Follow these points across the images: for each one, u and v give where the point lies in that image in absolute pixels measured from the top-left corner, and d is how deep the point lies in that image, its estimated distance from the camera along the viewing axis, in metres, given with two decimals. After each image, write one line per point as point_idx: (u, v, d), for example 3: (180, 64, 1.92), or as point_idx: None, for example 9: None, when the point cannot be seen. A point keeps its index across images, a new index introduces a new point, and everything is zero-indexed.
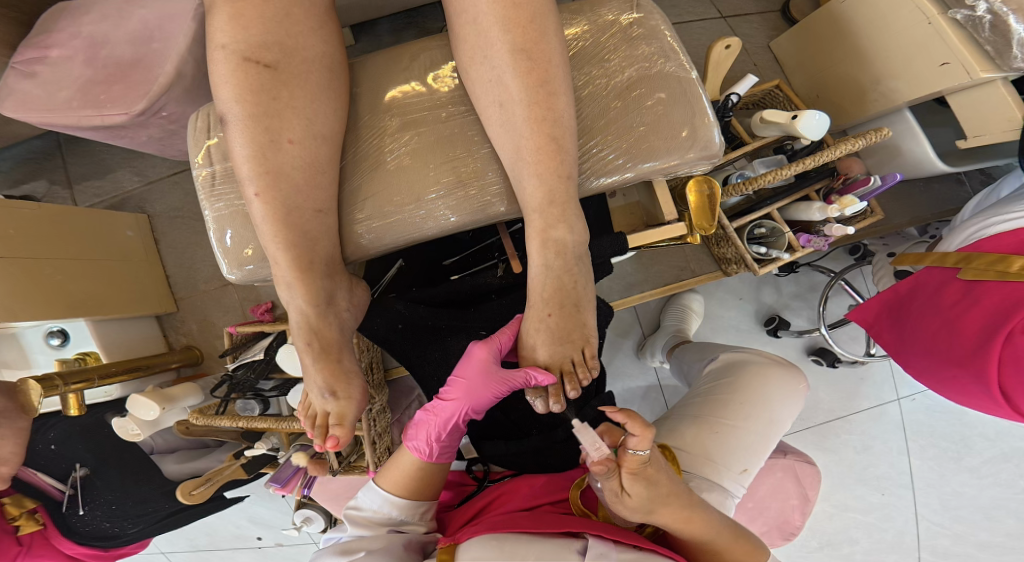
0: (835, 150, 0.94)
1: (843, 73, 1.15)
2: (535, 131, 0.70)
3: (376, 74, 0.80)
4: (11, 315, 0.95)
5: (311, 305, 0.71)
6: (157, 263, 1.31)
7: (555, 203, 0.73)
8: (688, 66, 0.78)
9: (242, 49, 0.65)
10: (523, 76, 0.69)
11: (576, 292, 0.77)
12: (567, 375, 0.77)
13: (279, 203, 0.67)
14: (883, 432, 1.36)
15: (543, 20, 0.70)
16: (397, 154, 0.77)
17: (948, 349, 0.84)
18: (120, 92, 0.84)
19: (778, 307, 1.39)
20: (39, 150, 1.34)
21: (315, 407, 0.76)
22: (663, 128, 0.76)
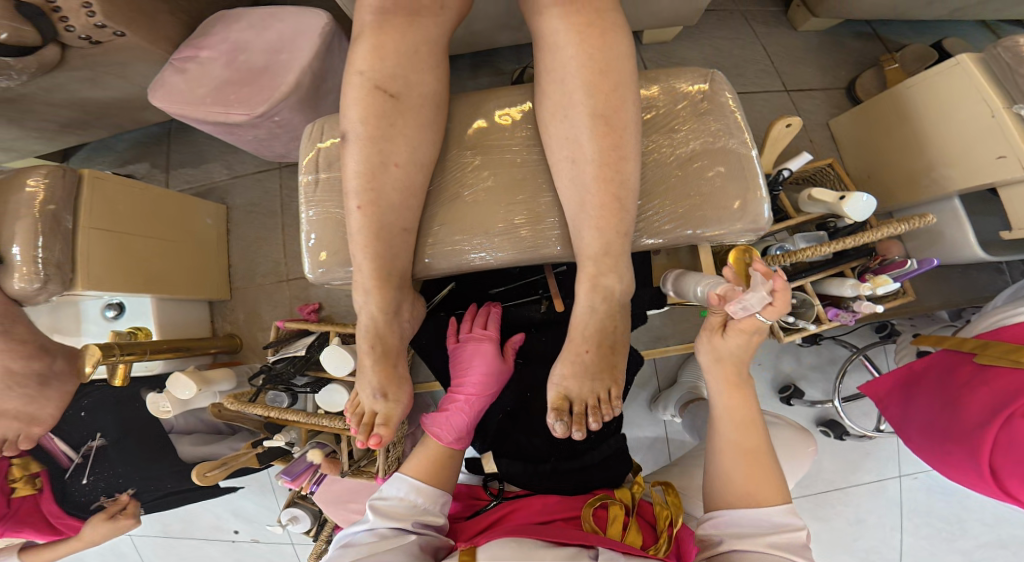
0: (873, 234, 1.01)
1: (897, 157, 1.20)
2: (602, 189, 0.76)
3: (467, 112, 0.88)
4: (97, 286, 1.05)
5: (381, 313, 0.79)
6: (225, 253, 1.40)
7: (609, 254, 0.78)
8: (752, 145, 0.83)
9: (376, 78, 0.71)
10: (599, 139, 0.75)
11: (616, 335, 0.82)
12: (592, 408, 0.82)
13: (376, 218, 0.75)
14: (879, 506, 1.39)
15: (624, 90, 0.74)
16: (473, 189, 0.85)
17: (950, 423, 0.89)
18: (249, 93, 0.96)
19: (795, 376, 1.44)
20: (153, 136, 1.48)
21: (364, 405, 0.83)
22: (717, 198, 0.81)
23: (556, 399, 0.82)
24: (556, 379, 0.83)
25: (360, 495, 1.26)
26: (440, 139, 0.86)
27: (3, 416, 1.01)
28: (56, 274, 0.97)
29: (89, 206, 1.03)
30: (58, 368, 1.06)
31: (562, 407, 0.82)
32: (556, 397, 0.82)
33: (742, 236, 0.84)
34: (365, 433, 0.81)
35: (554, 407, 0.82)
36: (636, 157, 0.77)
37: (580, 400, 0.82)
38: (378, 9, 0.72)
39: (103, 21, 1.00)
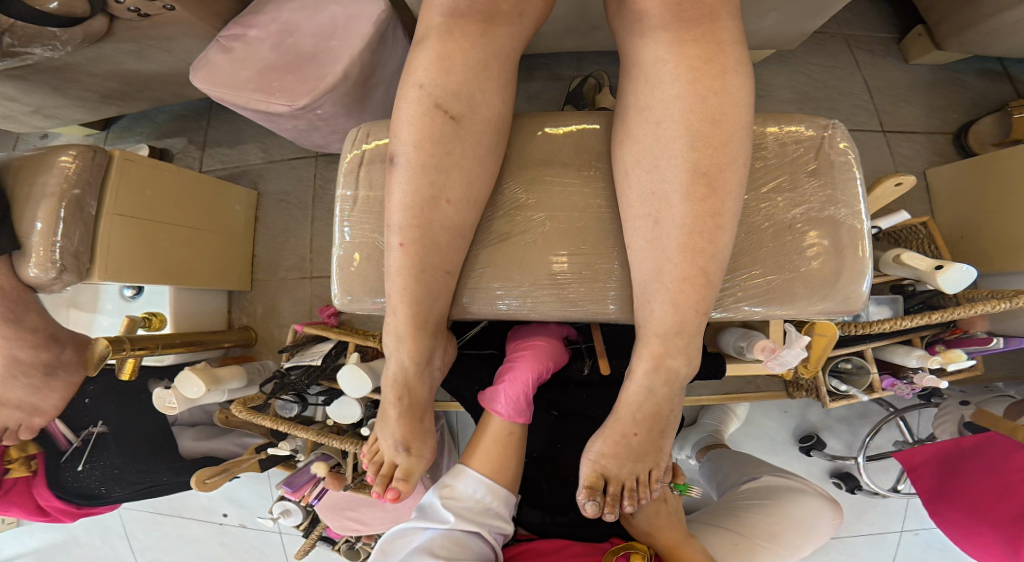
0: (969, 310, 0.88)
1: (1000, 221, 1.06)
2: (688, 261, 0.61)
3: (529, 134, 0.77)
4: (116, 278, 0.97)
5: (413, 362, 0.70)
6: (250, 242, 1.32)
7: (682, 334, 0.65)
8: (864, 215, 0.70)
9: (438, 95, 0.61)
10: (693, 201, 0.61)
11: (668, 420, 0.71)
12: (628, 490, 0.74)
13: (418, 261, 0.64)
14: (873, 558, 1.30)
15: (735, 147, 0.61)
16: (525, 227, 0.75)
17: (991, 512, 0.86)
18: (293, 83, 0.85)
19: (818, 426, 1.30)
20: (192, 109, 1.40)
21: (383, 453, 0.75)
22: (814, 276, 0.69)
23: (591, 476, 0.74)
24: (592, 454, 0.74)
25: (360, 505, 1.16)
26: (497, 169, 0.74)
27: (5, 406, 0.94)
28: (73, 264, 0.89)
29: (113, 193, 0.95)
30: (66, 359, 0.96)
31: (595, 485, 0.74)
32: (591, 473, 0.74)
33: (829, 317, 0.72)
34: (382, 485, 0.74)
35: (587, 485, 0.73)
36: (735, 229, 0.63)
37: (616, 480, 0.74)
38: (451, 9, 0.61)
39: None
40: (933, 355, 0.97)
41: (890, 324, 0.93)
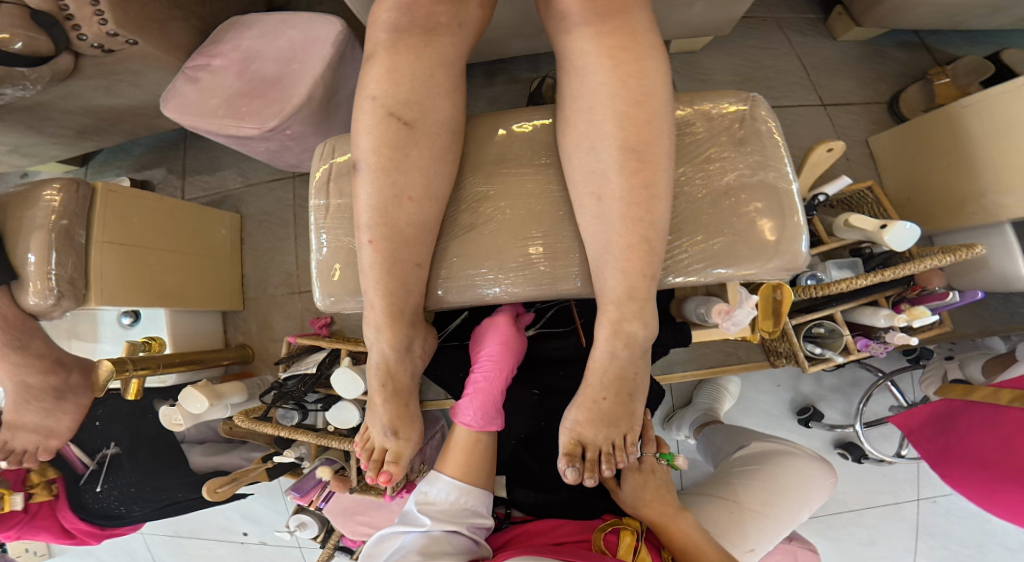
0: (915, 267, 0.93)
1: (943, 180, 1.12)
2: (629, 230, 0.70)
3: (484, 133, 0.84)
4: (111, 301, 1.02)
5: (393, 350, 0.76)
6: (238, 260, 1.38)
7: (635, 298, 0.73)
8: (791, 177, 0.77)
9: (390, 104, 0.67)
10: (628, 176, 0.69)
11: (635, 383, 0.78)
12: (606, 454, 0.79)
13: (388, 255, 0.71)
14: (897, 530, 1.35)
15: (659, 122, 0.68)
16: (489, 217, 0.82)
17: (989, 459, 0.87)
18: (259, 106, 0.91)
19: (814, 398, 1.38)
20: (168, 140, 1.46)
21: (373, 441, 0.81)
22: (753, 235, 0.76)
23: (569, 442, 0.80)
24: (570, 423, 0.80)
25: (368, 508, 1.21)
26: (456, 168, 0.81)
27: (22, 429, 1.01)
28: (70, 290, 0.95)
29: (102, 222, 1.01)
30: (75, 382, 1.04)
31: (574, 451, 0.80)
32: (569, 440, 0.80)
33: (777, 276, 0.77)
34: (374, 470, 0.80)
35: (566, 452, 0.80)
36: (670, 199, 0.71)
37: (593, 445, 0.79)
38: (393, 26, 0.67)
39: (116, 29, 0.97)
40: (897, 312, 1.00)
41: (847, 284, 0.97)
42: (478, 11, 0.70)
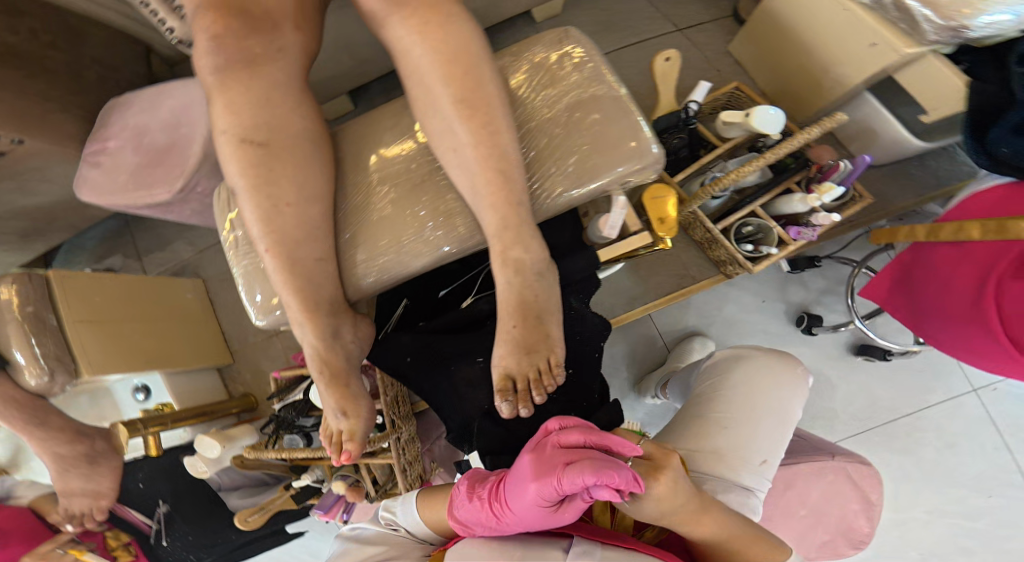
0: (790, 141, 0.94)
1: (797, 67, 1.20)
2: (483, 166, 0.81)
3: (353, 138, 0.94)
4: (101, 368, 1.15)
5: (320, 340, 0.85)
6: (212, 318, 1.50)
7: (508, 227, 0.83)
8: (618, 86, 0.89)
9: (239, 132, 0.77)
10: (467, 123, 0.80)
11: (539, 305, 0.86)
12: (534, 381, 0.85)
13: (285, 257, 0.81)
14: (964, 427, 1.37)
15: (478, 68, 0.80)
16: (381, 204, 0.90)
17: (954, 309, 0.85)
18: (162, 173, 1.01)
19: (807, 303, 1.42)
20: (115, 229, 1.59)
21: (331, 428, 0.91)
22: (609, 146, 0.86)
23: (500, 379, 0.85)
24: (496, 361, 0.86)
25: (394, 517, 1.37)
26: (332, 169, 0.89)
27: (73, 496, 1.27)
28: (58, 365, 1.09)
29: (67, 305, 1.12)
30: (101, 448, 1.28)
31: (507, 387, 0.85)
32: (500, 377, 0.85)
33: (638, 174, 0.87)
34: (338, 451, 0.91)
35: (499, 389, 0.84)
36: (514, 135, 0.83)
37: (521, 376, 0.85)
38: (216, 68, 0.78)
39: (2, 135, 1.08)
40: (808, 194, 1.00)
41: (736, 174, 0.96)
42: (292, 34, 0.81)
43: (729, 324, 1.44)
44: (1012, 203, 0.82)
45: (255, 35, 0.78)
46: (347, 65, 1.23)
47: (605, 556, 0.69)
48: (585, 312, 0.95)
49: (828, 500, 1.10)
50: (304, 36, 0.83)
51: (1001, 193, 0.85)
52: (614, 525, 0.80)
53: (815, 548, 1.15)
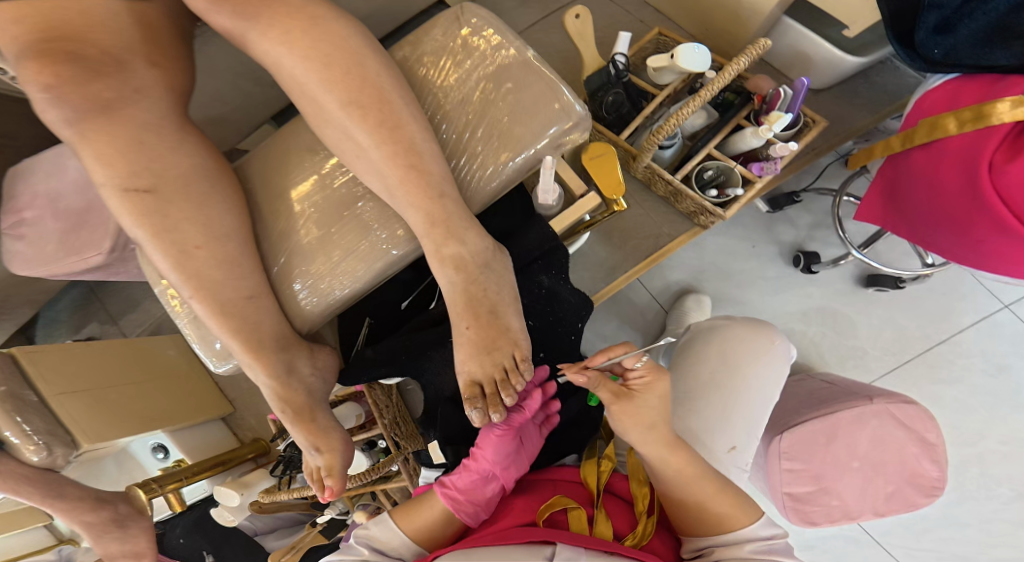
0: (721, 76, 0.86)
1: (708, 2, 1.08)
2: (393, 164, 0.75)
3: (260, 169, 0.91)
4: (100, 436, 1.10)
5: (275, 379, 0.82)
6: (202, 372, 1.42)
7: (436, 223, 0.75)
8: (525, 49, 0.82)
9: (119, 182, 0.77)
10: (363, 124, 0.75)
11: (489, 299, 0.74)
12: (501, 383, 0.73)
13: (212, 299, 0.80)
14: (1005, 346, 1.26)
15: (364, 64, 0.76)
16: (307, 228, 0.87)
17: (952, 210, 0.77)
18: (88, 235, 0.98)
19: (800, 241, 1.34)
20: (80, 297, 1.46)
21: (309, 464, 0.85)
22: (528, 116, 0.80)
23: (467, 387, 0.74)
24: (458, 368, 0.75)
25: None
26: (243, 201, 0.86)
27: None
28: (54, 438, 1.03)
29: (46, 381, 1.09)
30: (126, 511, 1.09)
31: (475, 394, 0.74)
32: (466, 384, 0.74)
33: (565, 138, 0.80)
34: (322, 487, 0.86)
35: (467, 398, 0.73)
36: (419, 121, 0.77)
37: (488, 379, 0.74)
38: (66, 120, 0.78)
39: None
40: (757, 126, 0.93)
41: (676, 118, 0.88)
42: (147, 72, 0.81)
43: (724, 277, 1.34)
44: (968, 95, 0.80)
45: (107, 77, 0.78)
46: (252, 92, 1.17)
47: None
48: (560, 290, 0.87)
49: (880, 447, 1.02)
50: (163, 71, 0.83)
51: (952, 89, 0.83)
52: (593, 533, 0.73)
53: (884, 502, 1.03)
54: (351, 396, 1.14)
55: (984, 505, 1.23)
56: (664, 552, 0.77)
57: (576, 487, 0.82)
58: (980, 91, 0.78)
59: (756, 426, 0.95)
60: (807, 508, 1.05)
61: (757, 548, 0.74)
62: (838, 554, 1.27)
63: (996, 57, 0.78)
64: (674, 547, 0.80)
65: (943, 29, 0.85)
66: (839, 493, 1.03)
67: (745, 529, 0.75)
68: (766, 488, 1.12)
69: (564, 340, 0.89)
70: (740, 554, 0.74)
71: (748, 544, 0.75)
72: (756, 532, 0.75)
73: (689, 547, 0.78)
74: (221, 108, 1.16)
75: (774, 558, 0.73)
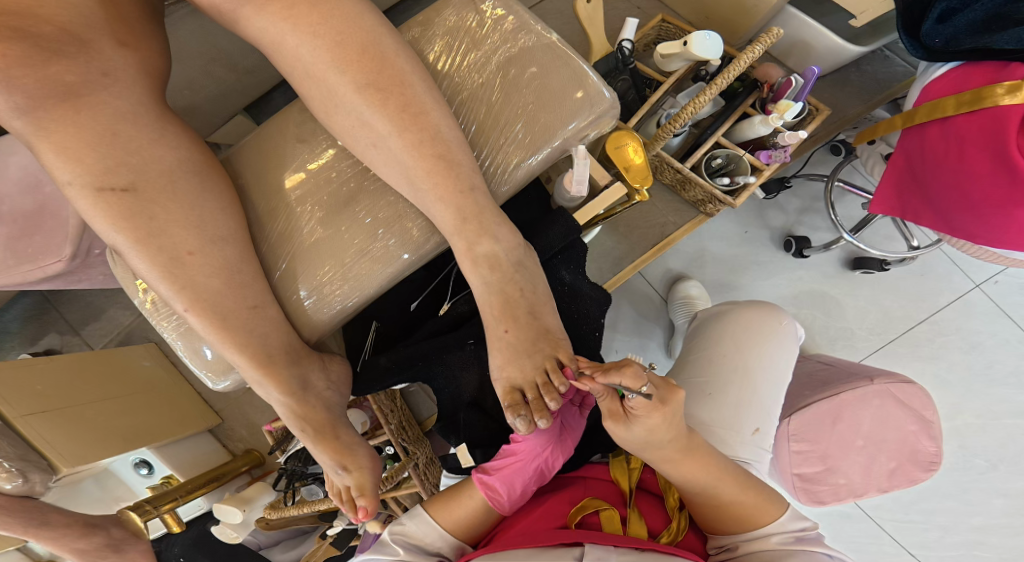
0: (736, 64, 0.85)
1: None
2: (418, 155, 0.70)
3: (251, 164, 0.82)
4: (81, 460, 1.03)
5: (289, 398, 0.78)
6: (183, 381, 1.32)
7: (467, 219, 0.72)
8: (550, 34, 0.81)
9: (91, 181, 0.68)
10: (382, 109, 0.69)
11: (527, 299, 0.74)
12: (543, 387, 0.71)
13: (210, 312, 0.73)
14: (979, 322, 1.32)
15: (379, 44, 0.70)
16: (310, 226, 0.80)
17: (984, 192, 0.79)
18: (44, 240, 0.85)
19: (791, 226, 1.35)
20: (33, 305, 1.32)
21: (337, 485, 0.84)
22: (555, 104, 0.79)
23: (506, 394, 0.72)
24: (496, 374, 0.74)
25: None
26: (237, 200, 0.79)
27: None
28: (28, 465, 0.94)
29: (10, 404, 0.99)
30: (120, 535, 1.02)
31: (516, 401, 0.71)
32: (505, 391, 0.72)
33: (590, 127, 0.80)
34: (353, 509, 0.83)
35: (507, 405, 0.71)
36: (440, 107, 0.72)
37: (529, 385, 0.72)
38: (19, 109, 0.68)
39: None
40: (767, 115, 0.93)
41: (693, 106, 0.86)
42: (117, 53, 0.72)
43: (723, 263, 1.35)
44: (977, 79, 0.80)
45: (70, 58, 0.68)
46: (227, 79, 1.04)
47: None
48: (581, 286, 0.86)
49: (881, 425, 1.06)
50: (135, 52, 0.74)
51: (959, 74, 0.83)
52: (628, 533, 0.72)
53: (887, 479, 1.09)
54: (355, 402, 1.11)
55: (964, 475, 1.31)
56: (698, 548, 0.76)
57: (604, 484, 0.80)
58: (988, 75, 0.79)
59: (775, 408, 0.89)
60: (817, 488, 1.10)
61: (785, 540, 0.72)
62: (834, 528, 1.34)
63: (997, 42, 0.79)
64: (702, 542, 0.78)
65: (945, 19, 0.85)
66: (845, 472, 1.09)
67: (775, 523, 0.73)
68: (774, 470, 1.17)
69: (588, 337, 0.85)
70: (768, 547, 0.72)
71: (775, 536, 0.72)
72: (783, 525, 0.73)
73: (714, 542, 0.75)
74: (193, 97, 1.02)
75: (805, 548, 0.71)
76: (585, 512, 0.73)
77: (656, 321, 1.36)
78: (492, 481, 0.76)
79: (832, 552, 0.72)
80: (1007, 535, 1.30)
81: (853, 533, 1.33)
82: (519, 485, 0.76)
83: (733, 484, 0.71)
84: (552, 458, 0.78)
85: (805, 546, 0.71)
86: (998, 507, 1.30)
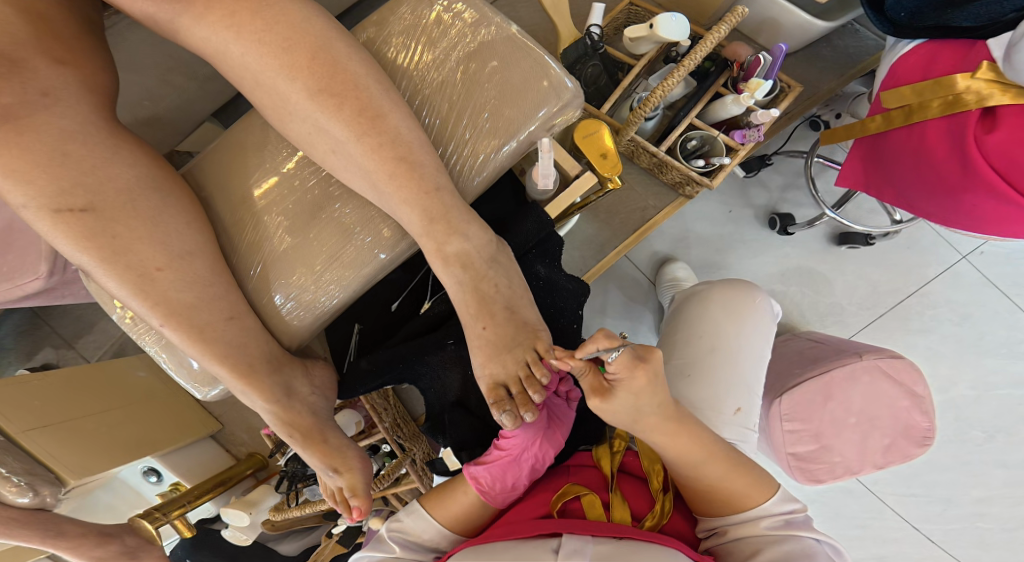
0: (704, 45, 0.83)
1: None
2: (377, 158, 0.70)
3: (216, 175, 0.83)
4: (84, 470, 1.05)
5: (273, 404, 0.79)
6: (178, 389, 1.34)
7: (435, 219, 0.72)
8: (511, 24, 0.80)
9: (50, 204, 0.69)
10: (337, 114, 0.69)
11: (503, 294, 0.74)
12: (526, 380, 0.72)
13: (183, 326, 0.74)
14: (967, 294, 1.31)
15: (329, 49, 0.69)
16: (280, 236, 0.80)
17: (942, 177, 0.79)
18: (18, 260, 0.86)
19: (774, 203, 1.34)
20: (24, 321, 1.34)
21: (330, 486, 0.85)
22: (519, 96, 0.78)
23: (490, 391, 0.73)
24: (479, 372, 0.74)
25: None
26: (203, 212, 0.80)
27: None
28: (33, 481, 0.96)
29: (9, 419, 1.00)
30: (134, 543, 1.00)
31: (501, 396, 0.72)
32: (489, 388, 0.73)
33: (556, 117, 0.79)
34: (347, 508, 0.85)
35: (493, 402, 0.72)
36: (396, 106, 0.72)
37: (512, 380, 0.73)
38: None
39: None
40: (738, 93, 0.91)
41: (662, 89, 0.85)
42: (54, 71, 0.72)
43: (708, 244, 1.34)
44: (945, 60, 0.80)
45: (5, 80, 0.69)
46: (188, 87, 1.04)
47: (596, 555, 0.64)
48: (558, 278, 0.86)
49: (872, 402, 1.07)
50: (75, 69, 0.74)
51: (927, 52, 0.82)
52: (610, 518, 0.72)
53: (881, 455, 1.08)
54: (346, 403, 1.11)
55: (962, 448, 1.30)
56: (687, 533, 0.76)
57: (588, 471, 0.81)
58: (956, 58, 0.79)
59: (756, 388, 0.89)
60: (813, 467, 1.10)
61: (773, 524, 0.71)
62: (835, 507, 1.34)
63: (957, 20, 0.79)
64: (692, 527, 0.78)
65: None
66: (838, 451, 1.09)
67: (760, 506, 0.72)
68: (769, 450, 1.17)
69: (567, 330, 0.86)
70: (756, 533, 0.71)
71: (763, 521, 0.72)
72: (769, 508, 0.72)
73: (703, 526, 0.75)
74: (154, 107, 1.02)
75: (793, 532, 0.70)
76: (563, 501, 0.74)
77: (644, 305, 1.35)
78: (481, 474, 0.76)
79: (819, 537, 0.71)
80: (1008, 506, 1.30)
81: (855, 509, 1.33)
82: (509, 478, 0.77)
83: (721, 466, 0.71)
84: (544, 452, 0.78)
85: (792, 531, 0.70)
86: (998, 478, 1.30)
